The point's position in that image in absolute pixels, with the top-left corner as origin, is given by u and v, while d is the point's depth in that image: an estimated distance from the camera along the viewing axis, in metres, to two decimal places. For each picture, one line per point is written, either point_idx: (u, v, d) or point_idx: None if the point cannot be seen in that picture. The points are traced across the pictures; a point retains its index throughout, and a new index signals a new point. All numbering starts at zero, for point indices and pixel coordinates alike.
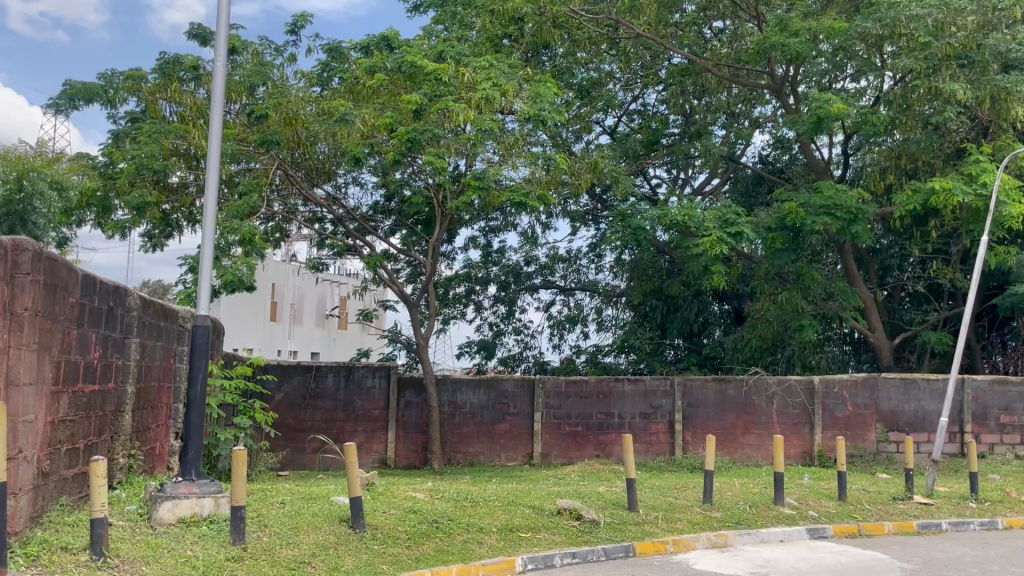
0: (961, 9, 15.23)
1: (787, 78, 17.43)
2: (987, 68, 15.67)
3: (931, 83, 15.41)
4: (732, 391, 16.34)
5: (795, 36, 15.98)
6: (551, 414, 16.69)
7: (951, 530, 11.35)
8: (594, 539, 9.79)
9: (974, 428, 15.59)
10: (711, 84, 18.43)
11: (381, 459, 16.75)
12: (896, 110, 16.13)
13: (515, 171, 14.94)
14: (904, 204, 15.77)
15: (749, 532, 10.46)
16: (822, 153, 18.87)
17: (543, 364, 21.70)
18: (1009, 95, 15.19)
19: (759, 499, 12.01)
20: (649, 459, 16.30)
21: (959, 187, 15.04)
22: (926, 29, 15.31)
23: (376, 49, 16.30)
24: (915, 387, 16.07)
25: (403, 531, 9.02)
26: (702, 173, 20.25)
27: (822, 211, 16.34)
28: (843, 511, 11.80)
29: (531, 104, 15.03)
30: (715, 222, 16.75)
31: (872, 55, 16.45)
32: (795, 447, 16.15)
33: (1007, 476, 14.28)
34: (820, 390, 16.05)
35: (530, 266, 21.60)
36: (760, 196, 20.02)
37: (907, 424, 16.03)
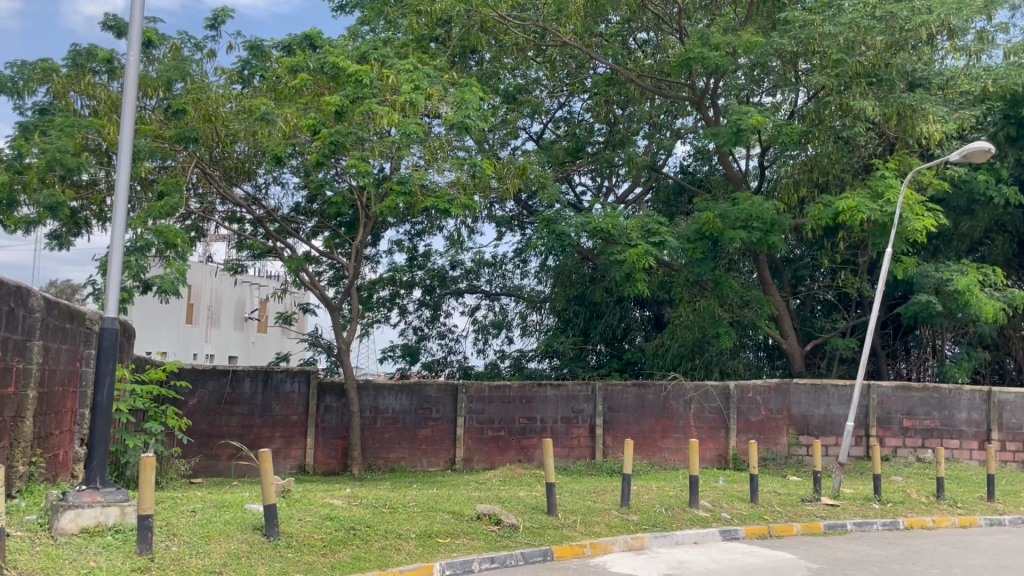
0: (872, 29, 15.75)
1: (708, 89, 17.86)
2: (894, 86, 16.33)
3: (843, 99, 16.10)
4: (652, 396, 16.63)
5: (715, 50, 16.39)
6: (473, 420, 16.67)
7: (855, 530, 11.81)
8: (512, 543, 9.82)
9: (879, 431, 16.23)
10: (634, 94, 18.66)
11: (299, 466, 16.42)
12: (809, 124, 16.70)
13: (440, 175, 14.95)
14: (815, 216, 16.34)
15: (663, 535, 10.67)
16: (740, 165, 19.41)
17: (468, 368, 21.70)
18: (914, 112, 15.83)
19: (675, 502, 12.26)
20: (569, 463, 16.46)
21: (864, 205, 15.63)
22: (838, 47, 15.85)
23: (299, 47, 16.11)
24: (825, 392, 16.65)
25: (319, 538, 8.88)
26: (626, 181, 20.59)
27: (739, 222, 16.80)
28: (754, 512, 12.15)
29: (457, 109, 14.96)
30: (637, 232, 17.07)
31: (788, 71, 17.02)
32: (711, 450, 16.54)
33: (908, 478, 14.92)
34: (735, 395, 16.51)
35: (456, 269, 21.59)
36: (682, 205, 20.49)
37: (817, 428, 16.59)
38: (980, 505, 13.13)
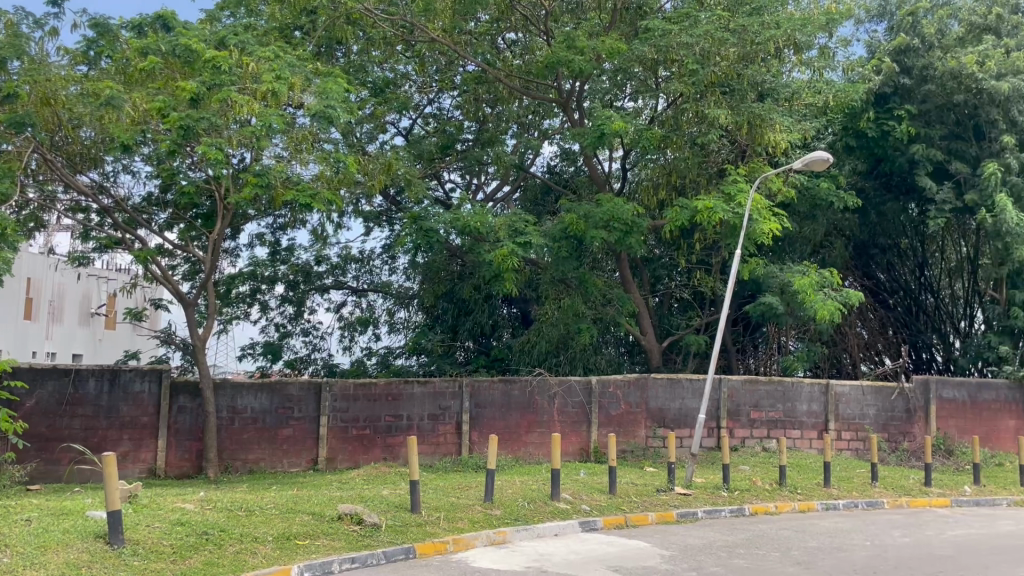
0: (726, 41, 16.52)
1: (573, 92, 18.24)
2: (746, 96, 17.16)
3: (699, 107, 16.91)
4: (517, 391, 16.86)
5: (580, 54, 16.82)
6: (337, 419, 16.37)
7: (705, 517, 12.41)
8: (373, 542, 9.70)
9: (729, 423, 17.13)
10: (503, 93, 18.86)
11: (150, 469, 15.61)
12: (668, 129, 17.45)
13: (303, 168, 14.58)
14: (672, 220, 17.07)
15: (525, 528, 10.84)
16: (603, 166, 19.98)
17: (333, 366, 21.27)
18: (763, 122, 16.78)
19: (537, 495, 12.47)
20: (435, 460, 16.44)
21: (719, 205, 16.45)
22: (694, 57, 16.59)
23: (152, 29, 15.35)
24: (680, 386, 17.34)
25: (169, 544, 8.48)
26: (494, 179, 20.76)
27: (601, 222, 17.29)
28: (612, 503, 12.54)
29: (320, 100, 14.62)
30: (505, 230, 17.17)
31: (649, 78, 17.67)
32: (573, 444, 16.95)
33: (755, 467, 15.81)
34: (597, 390, 17.00)
35: (321, 265, 21.13)
36: (548, 205, 20.84)
37: (672, 421, 17.22)
38: (818, 491, 14.06)
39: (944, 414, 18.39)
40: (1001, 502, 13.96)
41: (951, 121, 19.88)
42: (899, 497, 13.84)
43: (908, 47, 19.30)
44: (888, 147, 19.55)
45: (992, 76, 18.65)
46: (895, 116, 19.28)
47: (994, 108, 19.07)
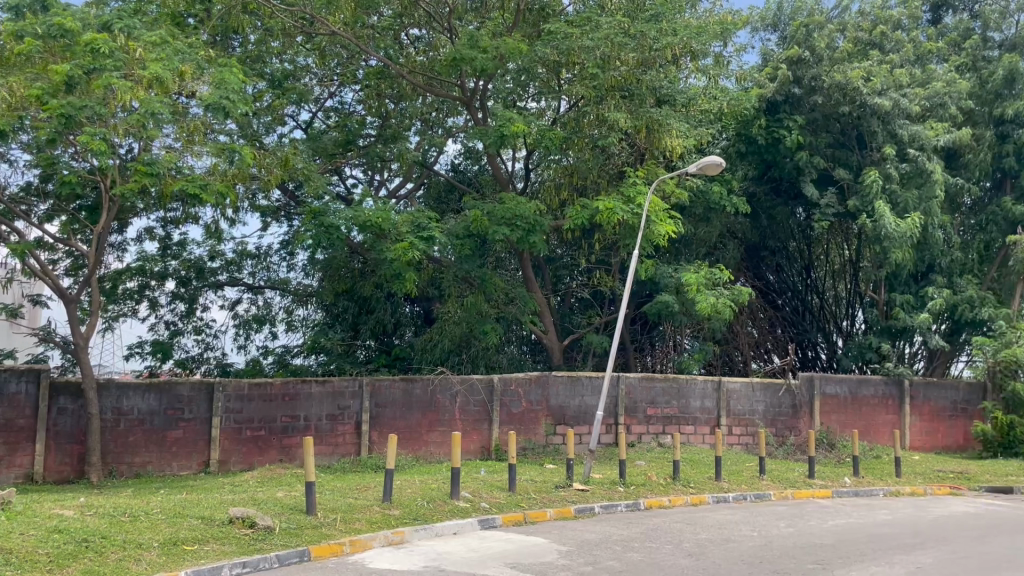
0: (625, 46, 16.83)
1: (477, 90, 18.13)
2: (644, 100, 17.51)
3: (600, 110, 17.19)
4: (418, 390, 16.75)
5: (484, 53, 16.85)
6: (231, 420, 15.87)
7: (602, 512, 12.62)
8: (266, 546, 9.44)
9: (626, 420, 17.49)
10: (406, 90, 18.64)
11: (26, 475, 14.72)
12: (570, 131, 17.72)
13: (196, 160, 14.11)
14: (573, 218, 17.32)
15: (424, 528, 10.77)
16: (507, 166, 20.08)
17: (227, 365, 20.62)
18: (660, 126, 17.20)
19: (436, 494, 12.40)
20: (333, 461, 16.15)
21: (619, 207, 16.81)
22: (595, 61, 16.81)
23: (31, 11, 14.54)
24: (580, 384, 17.50)
25: (44, 553, 8.03)
26: (397, 176, 20.57)
27: (504, 221, 17.34)
28: (512, 500, 12.61)
29: (213, 90, 14.17)
30: (407, 227, 16.99)
31: (552, 79, 17.88)
32: (474, 443, 16.96)
33: (650, 462, 16.19)
34: (499, 388, 17.08)
35: (215, 261, 20.46)
36: (452, 203, 20.78)
37: (572, 418, 17.40)
38: (709, 485, 14.52)
39: (827, 409, 19.31)
40: (877, 492, 14.76)
41: (836, 130, 20.84)
42: (785, 489, 14.43)
43: (799, 58, 20.00)
44: (778, 154, 20.40)
45: (874, 91, 19.69)
46: (785, 125, 20.14)
47: (875, 120, 20.10)
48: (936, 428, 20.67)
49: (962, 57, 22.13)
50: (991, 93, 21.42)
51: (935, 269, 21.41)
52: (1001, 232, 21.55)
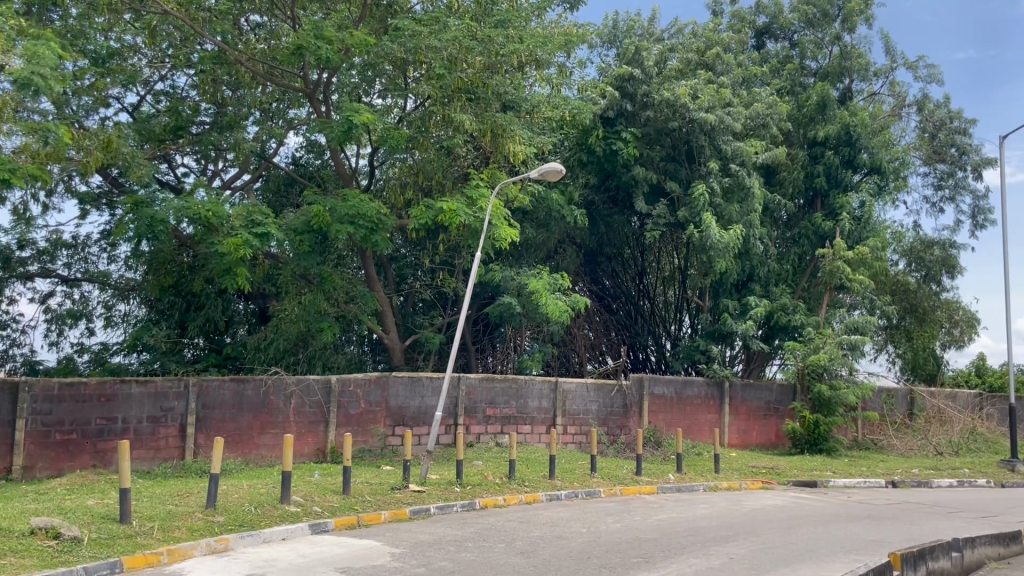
0: (472, 49, 16.90)
1: (321, 82, 17.53)
2: (489, 105, 17.61)
3: (446, 111, 17.08)
4: (250, 391, 16.08)
5: (328, 44, 16.40)
6: (38, 422, 14.40)
7: (437, 513, 12.59)
8: (72, 559, 8.71)
9: (465, 420, 17.57)
10: (244, 77, 17.76)
11: None
12: (415, 131, 17.56)
13: (3, 139, 12.92)
14: (417, 218, 17.20)
15: (250, 534, 10.32)
16: (350, 162, 19.65)
17: (35, 364, 19.01)
18: (504, 131, 17.44)
19: (265, 499, 11.93)
20: (155, 466, 15.18)
21: (462, 209, 16.88)
22: (442, 61, 16.72)
23: None
24: (420, 384, 17.58)
25: None
26: (233, 167, 19.73)
27: (345, 219, 16.90)
28: (345, 503, 12.33)
29: (26, 64, 13.00)
30: (241, 220, 16.26)
31: (398, 77, 17.69)
32: (309, 445, 16.49)
33: (487, 462, 16.33)
34: (336, 388, 16.75)
35: (25, 250, 18.79)
36: (292, 197, 20.19)
37: (411, 419, 17.46)
38: (543, 483, 14.82)
39: (655, 409, 20.24)
40: (697, 487, 15.61)
41: (668, 144, 21.82)
42: (614, 486, 14.97)
43: (631, 76, 20.63)
44: (616, 165, 21.23)
45: (702, 108, 20.84)
46: (623, 138, 20.95)
47: (704, 136, 21.27)
48: (752, 427, 22.12)
49: (782, 81, 23.94)
50: (807, 117, 23.26)
51: (755, 279, 23.01)
52: (812, 246, 23.40)
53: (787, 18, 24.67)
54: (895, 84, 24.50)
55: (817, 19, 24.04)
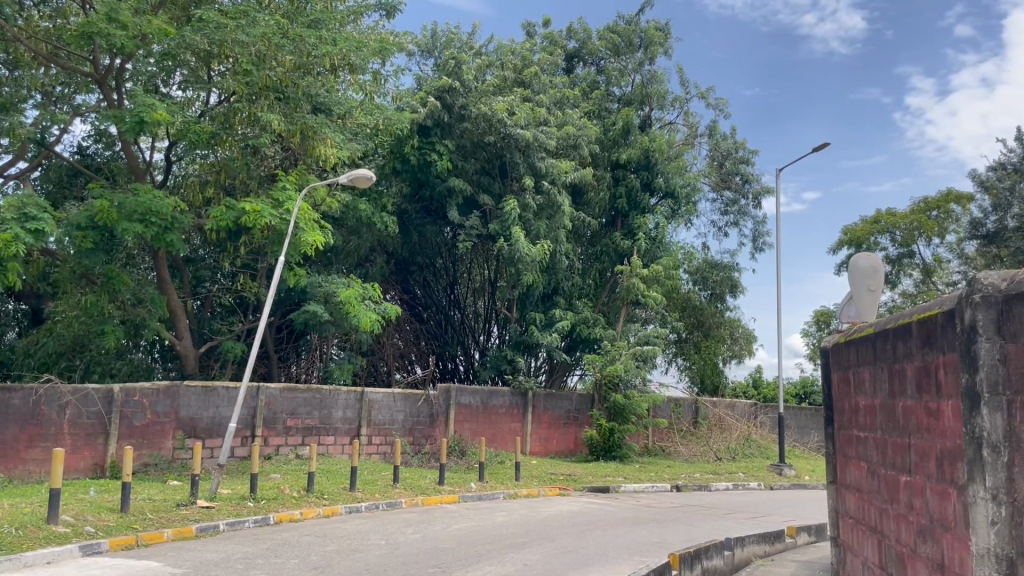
0: (282, 47, 16.32)
1: (113, 69, 16.24)
2: (299, 106, 17.11)
3: (252, 109, 16.42)
4: (16, 401, 14.64)
5: (123, 29, 15.27)
6: None
7: (227, 530, 11.97)
8: None
9: (264, 432, 16.87)
10: (22, 57, 16.31)
11: None
12: (217, 126, 16.63)
13: None
14: (217, 218, 16.36)
15: (7, 559, 9.30)
16: (143, 155, 18.37)
17: None
18: (314, 134, 17.03)
19: (28, 520, 10.83)
20: None
21: (266, 210, 16.25)
22: (250, 57, 16.05)
23: None
24: (215, 394, 16.76)
25: None
26: (7, 153, 17.91)
27: (135, 216, 15.69)
28: (123, 522, 11.43)
29: None
30: (12, 213, 14.72)
31: (200, 69, 16.73)
32: (85, 459, 15.13)
33: (285, 475, 15.75)
34: (119, 398, 15.52)
35: None
36: (75, 189, 18.69)
37: (204, 431, 16.58)
38: (343, 495, 14.50)
39: (460, 418, 20.43)
40: (498, 495, 15.89)
41: (482, 158, 22.15)
42: (415, 496, 14.92)
43: (450, 87, 20.83)
44: (428, 175, 21.31)
45: (518, 125, 21.36)
46: (436, 149, 21.07)
47: (518, 153, 21.81)
48: (551, 435, 22.84)
49: (590, 104, 25.02)
50: (611, 140, 24.47)
51: (559, 292, 23.90)
52: (612, 262, 24.64)
53: (594, 45, 25.95)
54: (689, 115, 26.37)
55: (621, 48, 25.55)
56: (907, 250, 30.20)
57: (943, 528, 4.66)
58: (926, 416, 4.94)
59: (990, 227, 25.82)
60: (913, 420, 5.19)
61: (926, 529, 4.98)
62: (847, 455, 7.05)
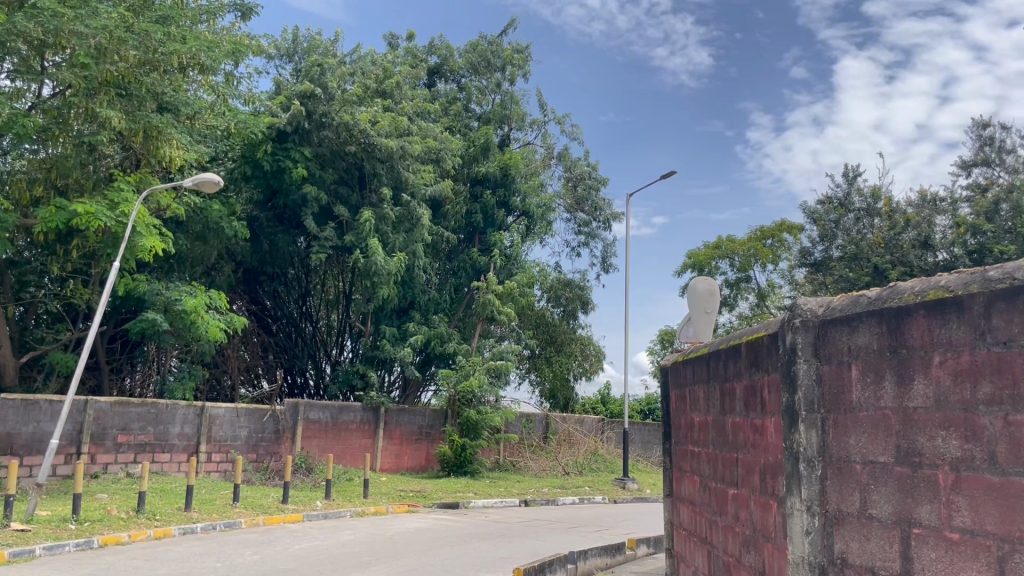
0: (125, 42, 15.36)
1: None
2: (143, 104, 16.23)
3: (89, 104, 15.37)
4: None
5: None
6: None
7: (43, 554, 11.04)
8: None
9: (91, 449, 15.76)
10: None
11: None
12: (50, 120, 15.60)
13: None
14: (45, 219, 15.21)
15: None
16: None
17: None
18: (159, 134, 16.19)
19: None
20: None
21: (101, 211, 15.26)
22: (88, 50, 14.98)
23: None
24: (36, 408, 15.47)
25: None
26: None
27: None
28: None
29: None
30: None
31: (32, 58, 15.48)
32: None
33: (113, 495, 14.73)
34: None
35: None
36: None
37: (22, 448, 15.28)
38: (177, 516, 13.71)
39: (308, 434, 19.87)
40: (344, 514, 15.52)
41: (341, 167, 21.74)
42: (256, 516, 14.33)
43: (312, 94, 20.35)
44: (281, 183, 20.70)
45: (379, 135, 21.16)
46: (291, 156, 20.46)
47: (378, 163, 21.64)
48: (402, 452, 22.56)
49: (450, 119, 25.15)
50: (471, 157, 24.72)
51: (415, 306, 23.75)
52: (469, 278, 24.85)
53: (456, 62, 26.16)
54: (547, 137, 27.00)
55: (481, 67, 26.00)
56: (744, 275, 32.11)
57: (765, 539, 4.94)
58: (752, 432, 5.22)
59: (817, 256, 27.94)
60: (741, 435, 5.49)
61: (749, 539, 5.27)
62: (682, 469, 7.36)
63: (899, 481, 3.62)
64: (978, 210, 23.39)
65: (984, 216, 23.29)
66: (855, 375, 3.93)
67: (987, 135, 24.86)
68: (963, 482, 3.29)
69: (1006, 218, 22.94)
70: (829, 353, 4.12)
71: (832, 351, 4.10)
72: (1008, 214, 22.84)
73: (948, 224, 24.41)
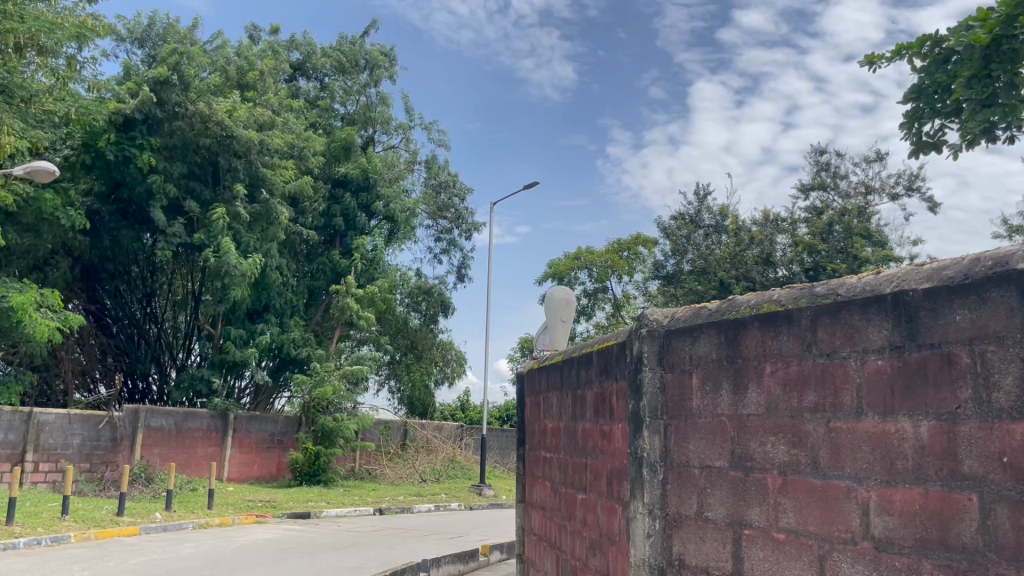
0: None
1: None
2: None
3: None
4: None
5: None
6: None
7: None
8: None
9: None
10: None
11: None
12: None
13: None
14: None
15: None
16: None
17: None
18: None
19: None
20: None
21: None
22: None
23: None
24: None
25: None
26: None
27: None
28: None
29: None
30: None
31: None
32: None
33: None
34: None
35: None
36: None
37: None
38: None
39: (148, 442, 18.74)
40: (185, 526, 14.74)
41: (194, 161, 20.78)
42: (87, 530, 13.37)
43: (166, 80, 19.32)
44: (126, 175, 19.51)
45: (235, 127, 20.34)
46: (137, 146, 19.27)
47: (233, 158, 20.89)
48: (252, 461, 21.73)
49: (313, 118, 24.60)
50: (332, 156, 24.28)
51: (270, 309, 22.93)
52: (328, 282, 24.32)
53: (319, 61, 25.68)
54: (411, 141, 26.88)
55: (344, 67, 25.60)
56: (601, 286, 33.06)
57: (610, 542, 5.06)
58: (600, 438, 5.36)
59: (669, 269, 28.92)
60: (590, 441, 5.61)
61: (596, 542, 5.38)
62: (534, 475, 7.46)
63: (732, 485, 3.80)
64: (814, 230, 25.19)
65: (820, 236, 25.19)
66: (696, 383, 4.10)
67: (824, 161, 26.78)
68: (790, 486, 3.49)
69: (839, 239, 25.00)
70: (672, 362, 4.28)
71: (675, 360, 4.27)
72: (840, 235, 24.98)
73: (788, 243, 26.13)
